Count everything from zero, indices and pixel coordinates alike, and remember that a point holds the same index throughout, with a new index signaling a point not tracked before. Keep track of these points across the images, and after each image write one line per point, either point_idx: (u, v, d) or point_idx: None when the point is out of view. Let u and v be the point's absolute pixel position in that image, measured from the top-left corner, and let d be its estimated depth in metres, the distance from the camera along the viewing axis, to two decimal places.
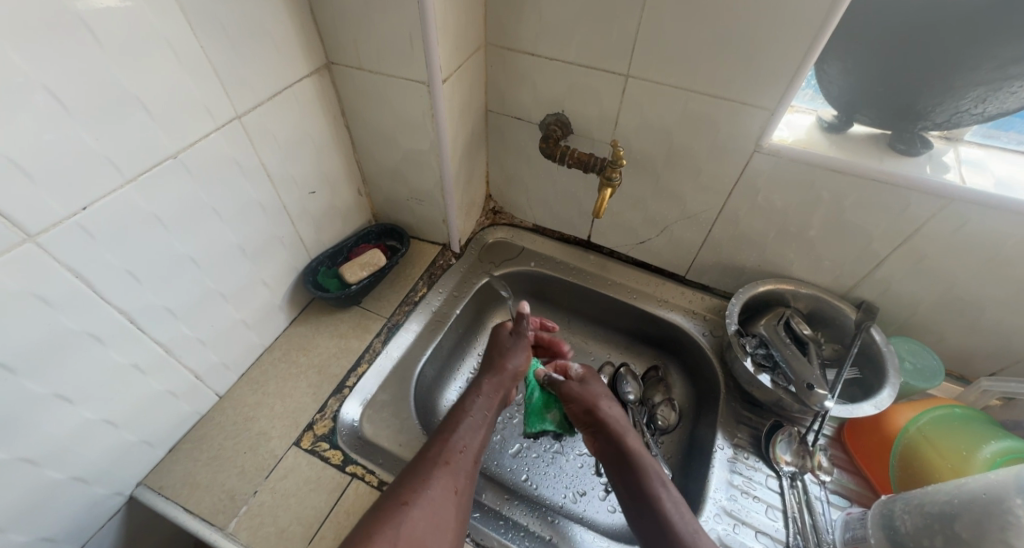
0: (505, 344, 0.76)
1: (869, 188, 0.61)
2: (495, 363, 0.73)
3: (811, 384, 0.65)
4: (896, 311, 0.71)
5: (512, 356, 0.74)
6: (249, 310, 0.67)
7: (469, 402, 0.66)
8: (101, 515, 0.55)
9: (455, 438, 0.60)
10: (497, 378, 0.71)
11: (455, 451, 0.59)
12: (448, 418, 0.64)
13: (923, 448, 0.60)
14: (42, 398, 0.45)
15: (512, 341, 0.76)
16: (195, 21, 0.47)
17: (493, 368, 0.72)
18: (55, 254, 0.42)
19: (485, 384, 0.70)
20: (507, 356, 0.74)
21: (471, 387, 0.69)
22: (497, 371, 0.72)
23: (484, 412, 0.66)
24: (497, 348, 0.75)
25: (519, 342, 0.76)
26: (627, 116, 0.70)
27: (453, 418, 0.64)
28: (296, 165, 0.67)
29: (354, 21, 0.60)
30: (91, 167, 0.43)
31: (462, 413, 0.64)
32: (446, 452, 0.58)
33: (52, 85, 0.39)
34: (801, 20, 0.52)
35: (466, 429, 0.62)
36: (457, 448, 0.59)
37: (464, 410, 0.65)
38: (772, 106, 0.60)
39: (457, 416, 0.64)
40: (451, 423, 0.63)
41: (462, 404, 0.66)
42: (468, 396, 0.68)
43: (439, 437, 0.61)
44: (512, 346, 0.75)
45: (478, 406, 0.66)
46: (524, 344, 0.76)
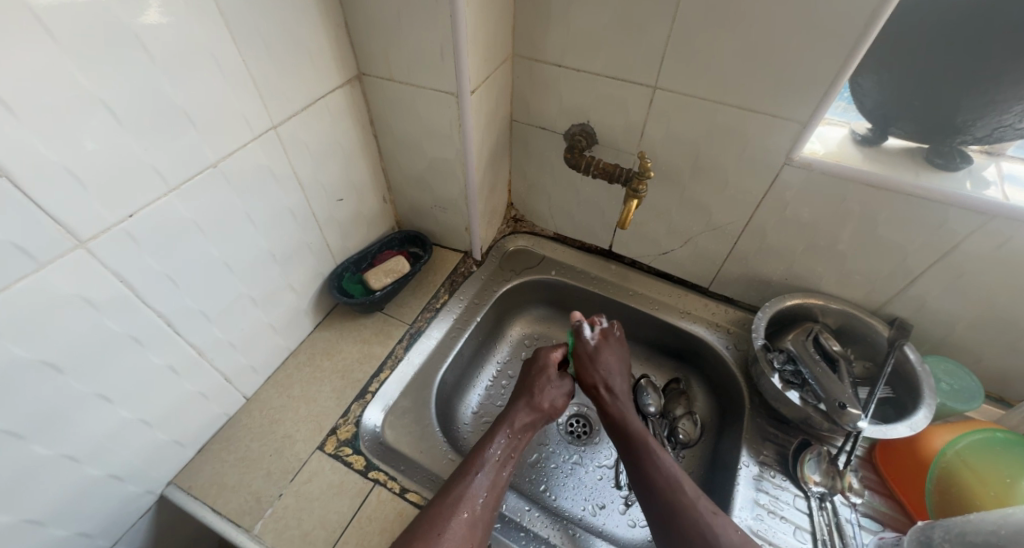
0: (547, 380, 0.69)
1: (904, 203, 0.60)
2: (533, 396, 0.67)
3: (843, 403, 0.63)
4: (931, 329, 0.69)
5: (552, 392, 0.69)
6: (277, 315, 0.68)
7: (496, 439, 0.61)
8: (133, 512, 0.57)
9: (474, 484, 0.56)
10: (533, 415, 0.66)
11: (477, 500, 0.55)
12: (474, 456, 0.59)
13: (962, 473, 0.58)
14: (86, 398, 0.47)
15: (554, 379, 0.70)
16: (237, 35, 0.49)
17: (530, 402, 0.67)
18: (102, 259, 0.44)
19: (517, 419, 0.64)
20: (547, 392, 0.68)
21: (502, 420, 0.64)
22: (533, 405, 0.66)
23: (510, 455, 0.61)
24: (538, 380, 0.69)
25: (563, 381, 0.70)
26: (654, 127, 0.70)
27: (478, 457, 0.59)
28: (326, 173, 0.68)
29: (385, 33, 0.61)
30: (139, 176, 0.45)
31: (488, 453, 0.60)
32: (467, 499, 0.54)
33: (107, 98, 0.40)
34: (836, 34, 0.52)
35: (488, 475, 0.57)
36: (480, 496, 0.55)
37: (491, 447, 0.60)
38: (804, 119, 0.59)
39: (484, 457, 0.59)
40: (476, 462, 0.58)
41: (490, 440, 0.61)
42: (497, 431, 0.62)
43: (462, 478, 0.56)
44: (554, 382, 0.70)
45: (505, 445, 0.61)
46: (566, 385, 0.70)
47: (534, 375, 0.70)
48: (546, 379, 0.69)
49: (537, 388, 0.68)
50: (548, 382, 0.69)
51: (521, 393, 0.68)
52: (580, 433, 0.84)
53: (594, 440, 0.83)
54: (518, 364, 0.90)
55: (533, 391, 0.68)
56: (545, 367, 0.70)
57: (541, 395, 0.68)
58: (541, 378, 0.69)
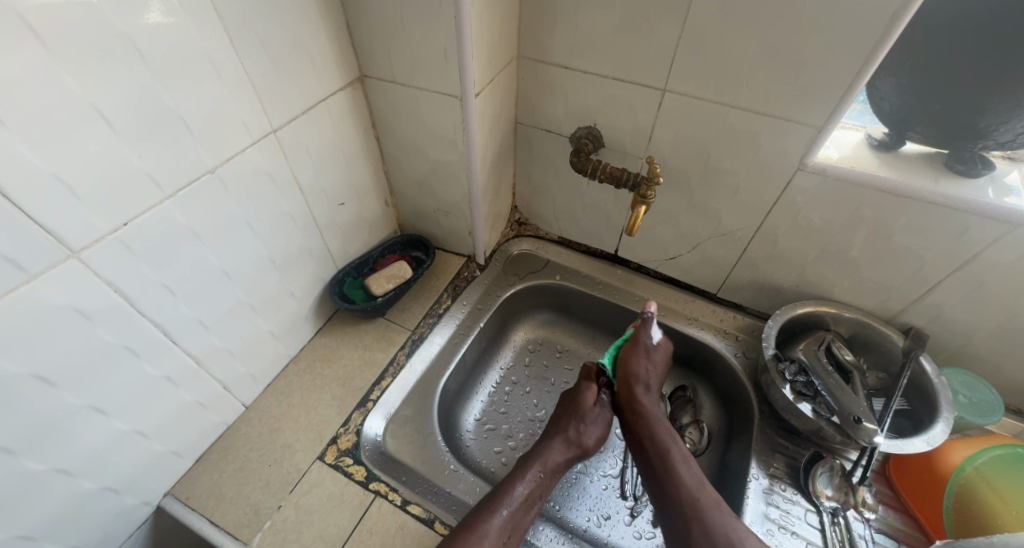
0: (586, 413, 0.68)
1: (922, 210, 0.58)
2: (571, 431, 0.66)
3: (858, 418, 0.61)
4: (948, 339, 0.67)
5: (591, 429, 0.67)
6: (277, 321, 0.67)
7: (526, 477, 0.59)
8: (129, 524, 0.56)
9: (500, 521, 0.54)
10: (567, 455, 0.64)
11: (500, 538, 0.53)
12: (501, 490, 0.57)
13: (982, 490, 0.56)
14: (79, 410, 0.45)
15: (592, 412, 0.68)
16: (236, 38, 0.47)
17: (568, 437, 0.65)
18: (95, 269, 0.43)
19: (551, 457, 0.63)
20: (586, 429, 0.66)
21: (535, 457, 0.62)
22: (571, 441, 0.65)
23: (537, 496, 0.59)
24: (575, 413, 0.68)
25: (601, 414, 0.68)
26: (662, 131, 0.68)
27: (508, 492, 0.57)
28: (327, 178, 0.67)
29: (388, 34, 0.60)
30: (135, 184, 0.43)
31: (518, 489, 0.58)
32: (490, 535, 0.53)
33: (100, 104, 0.39)
34: (854, 37, 0.50)
35: (514, 513, 0.55)
36: (503, 536, 0.53)
37: (521, 484, 0.58)
38: (820, 123, 0.57)
39: (512, 493, 0.57)
40: (505, 497, 0.56)
41: (519, 476, 0.59)
42: (529, 468, 0.60)
43: (488, 513, 0.54)
44: (592, 416, 0.68)
45: (535, 483, 0.59)
46: (605, 417, 0.68)
47: (573, 408, 0.68)
48: (586, 412, 0.68)
49: (576, 423, 0.67)
50: (589, 418, 0.67)
51: (558, 427, 0.66)
52: None
53: (598, 448, 0.82)
54: (521, 371, 0.89)
55: (572, 426, 0.66)
56: (584, 400, 0.69)
57: (577, 431, 0.66)
58: (580, 411, 0.68)
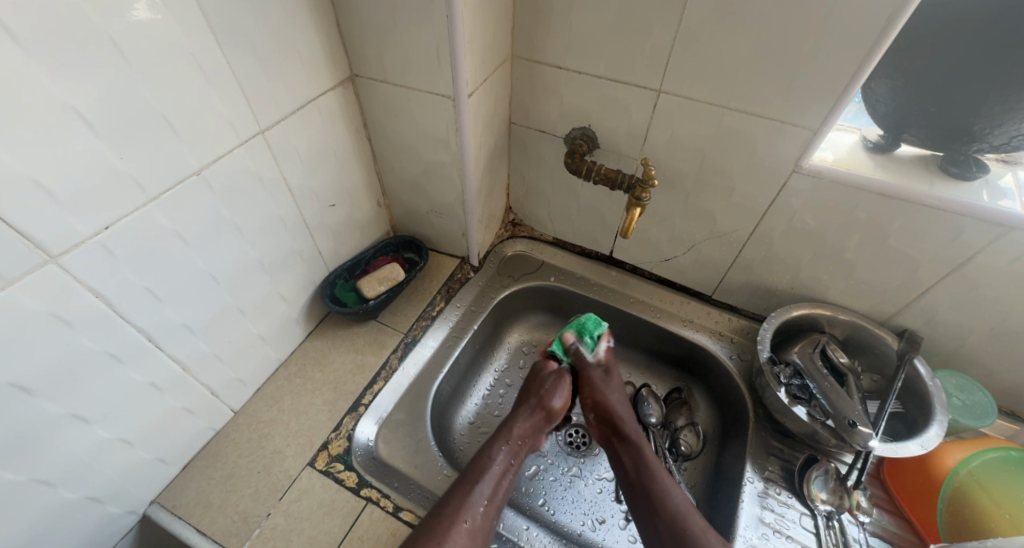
0: (543, 381, 0.70)
1: (917, 213, 0.58)
2: (534, 399, 0.67)
3: (853, 421, 0.61)
4: (942, 341, 0.67)
5: (553, 393, 0.68)
6: (266, 325, 0.66)
7: (496, 447, 0.61)
8: (114, 533, 0.54)
9: (477, 489, 0.55)
10: (534, 421, 0.65)
11: (477, 509, 0.54)
12: (474, 465, 0.58)
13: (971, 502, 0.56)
14: (58, 420, 0.44)
15: (551, 379, 0.70)
16: (222, 37, 0.46)
17: (530, 405, 0.67)
18: (75, 273, 0.41)
19: (518, 427, 0.64)
20: (547, 394, 0.68)
21: (503, 429, 0.64)
22: (534, 408, 0.66)
23: (510, 462, 0.60)
24: (534, 386, 0.70)
25: (559, 380, 0.70)
26: (657, 132, 0.67)
27: (481, 465, 0.58)
28: (317, 179, 0.65)
29: (379, 33, 0.58)
30: (117, 186, 0.42)
31: (489, 460, 0.59)
32: (468, 507, 0.53)
33: (79, 105, 0.38)
34: (851, 40, 0.49)
35: (489, 481, 0.56)
36: (481, 505, 0.54)
37: (493, 457, 0.59)
38: (815, 126, 0.57)
39: (484, 465, 0.58)
40: (477, 470, 0.57)
41: (490, 449, 0.60)
42: (498, 440, 0.62)
43: (463, 486, 0.55)
44: (552, 383, 0.69)
45: (506, 453, 0.61)
46: (564, 382, 0.69)
47: (531, 382, 0.71)
48: (544, 381, 0.70)
49: (537, 391, 0.69)
50: (548, 386, 0.69)
51: (521, 401, 0.68)
52: (580, 444, 0.82)
53: (593, 451, 0.81)
54: (516, 373, 0.88)
55: (533, 394, 0.68)
56: (540, 372, 0.72)
57: (538, 397, 0.67)
58: (537, 383, 0.70)
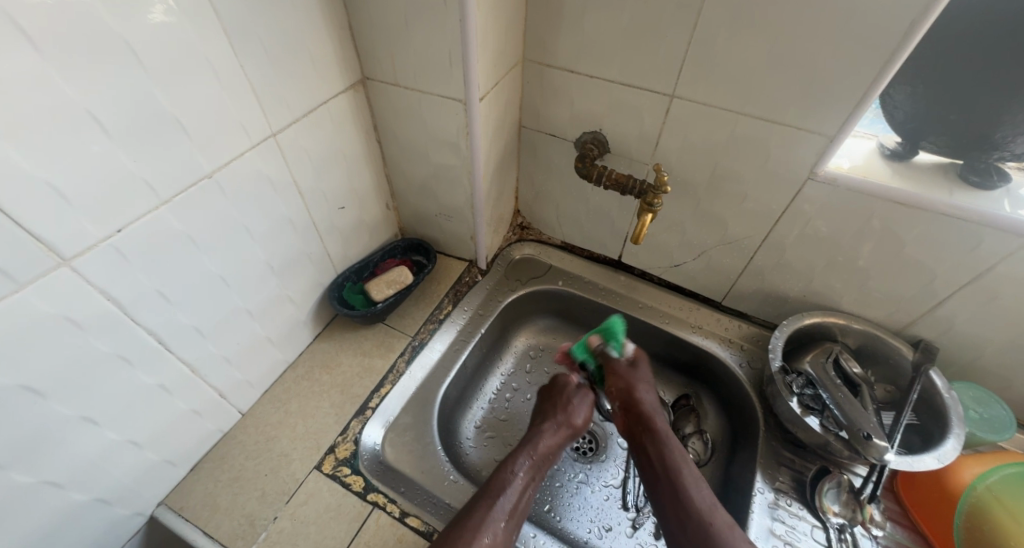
0: (570, 398, 0.68)
1: (936, 222, 0.57)
2: (559, 415, 0.66)
3: (868, 434, 0.59)
4: (959, 351, 0.66)
5: (578, 410, 0.67)
6: (275, 327, 0.66)
7: (519, 461, 0.59)
8: (122, 535, 0.55)
9: (499, 504, 0.54)
10: (558, 437, 0.63)
11: (498, 524, 0.52)
12: (495, 478, 0.57)
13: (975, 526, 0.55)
14: (69, 421, 0.44)
15: (577, 397, 0.68)
16: (236, 42, 0.46)
17: (556, 422, 0.65)
18: (87, 277, 0.41)
19: (543, 441, 0.62)
20: (573, 410, 0.66)
21: (527, 442, 0.62)
22: (560, 424, 0.65)
23: (532, 478, 0.59)
24: (561, 400, 0.68)
25: (584, 398, 0.68)
26: (669, 137, 0.67)
27: (503, 478, 0.57)
28: (327, 182, 0.65)
29: (392, 37, 0.58)
30: (129, 190, 0.42)
31: (511, 475, 0.57)
32: (489, 521, 0.52)
33: (95, 110, 0.38)
34: (870, 46, 0.49)
35: (511, 496, 0.55)
36: (501, 520, 0.53)
37: (515, 471, 0.58)
38: (832, 133, 0.56)
39: (505, 479, 0.56)
40: (499, 483, 0.56)
41: (512, 464, 0.59)
42: (521, 454, 0.60)
43: (484, 500, 0.54)
44: (577, 401, 0.68)
45: (528, 467, 0.59)
46: (588, 401, 0.68)
47: (557, 395, 0.69)
48: (570, 397, 0.68)
49: (563, 407, 0.67)
50: (575, 401, 0.68)
51: (546, 414, 0.66)
52: (587, 449, 0.81)
53: (600, 457, 0.80)
54: (523, 377, 0.87)
55: (560, 411, 0.66)
56: (566, 386, 0.69)
57: (566, 414, 0.66)
58: (565, 397, 0.68)
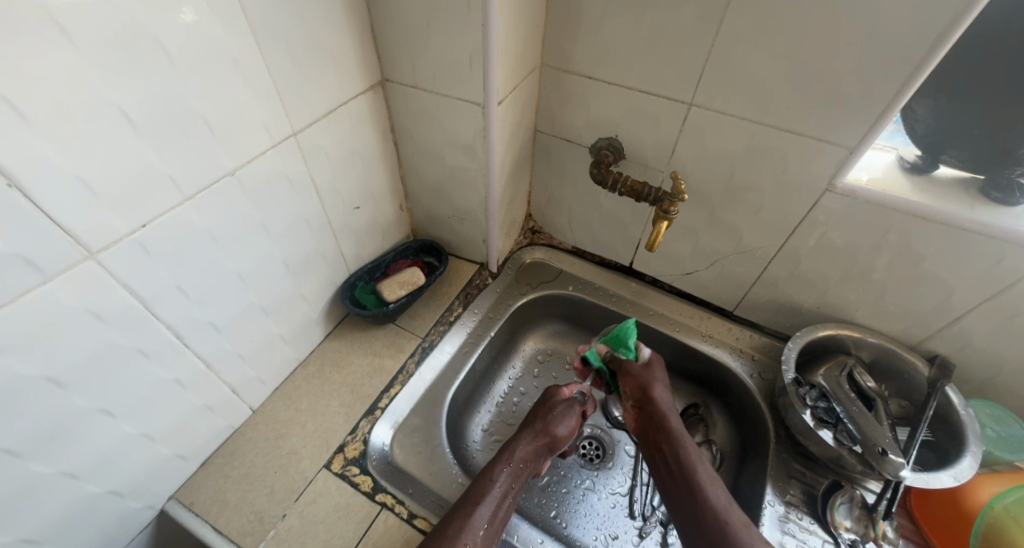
0: (552, 407, 0.68)
1: (957, 237, 0.56)
2: (538, 424, 0.66)
3: (885, 449, 0.58)
4: (976, 368, 0.65)
5: (559, 420, 0.67)
6: (287, 325, 0.66)
7: (497, 469, 0.59)
8: (133, 528, 0.55)
9: (479, 512, 0.54)
10: (537, 443, 0.64)
11: (478, 532, 0.52)
12: (474, 487, 0.57)
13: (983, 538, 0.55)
14: (88, 413, 0.44)
15: (560, 406, 0.68)
16: (262, 42, 0.47)
17: (534, 429, 0.65)
18: (111, 270, 0.42)
19: (521, 448, 0.62)
20: (552, 420, 0.66)
21: (504, 451, 0.62)
22: (538, 432, 0.65)
23: (512, 485, 0.58)
24: (541, 410, 0.68)
25: (569, 408, 0.68)
26: (686, 145, 0.67)
27: (481, 487, 0.56)
28: (344, 182, 0.66)
29: (413, 40, 0.59)
30: (155, 186, 0.43)
31: (489, 483, 0.57)
32: (469, 529, 0.52)
33: (126, 106, 0.38)
34: (894, 59, 0.48)
35: (491, 503, 0.55)
36: (481, 527, 0.53)
37: (493, 478, 0.58)
38: (852, 144, 0.55)
39: (484, 487, 0.56)
40: (478, 492, 0.56)
41: (490, 473, 0.59)
42: (498, 462, 0.60)
43: (462, 509, 0.54)
44: (560, 410, 0.68)
45: (507, 474, 0.59)
46: (573, 411, 0.68)
47: (538, 407, 0.69)
48: (551, 406, 0.68)
49: (543, 416, 0.67)
50: (557, 412, 0.67)
51: (524, 424, 0.66)
52: (593, 456, 0.81)
53: (607, 464, 0.80)
54: (530, 381, 0.87)
55: (539, 420, 0.66)
56: (551, 397, 0.70)
57: (544, 423, 0.66)
58: (546, 407, 0.68)
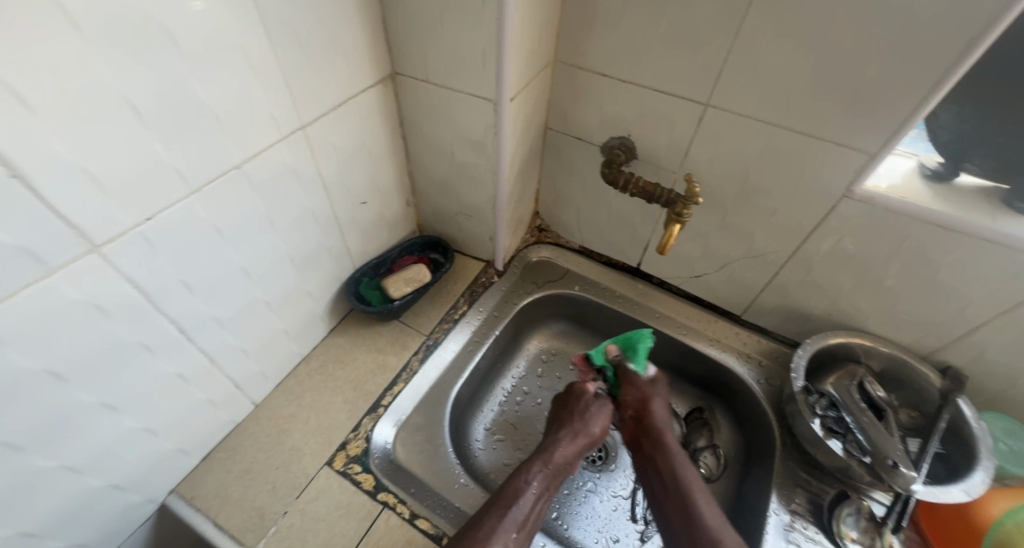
0: (587, 405, 0.67)
1: (977, 249, 0.55)
2: (577, 423, 0.65)
3: (895, 462, 0.58)
4: (989, 380, 0.64)
5: (596, 418, 0.66)
6: (291, 320, 0.65)
7: (533, 470, 0.58)
8: (133, 521, 0.55)
9: (512, 515, 0.53)
10: (574, 444, 0.62)
11: (509, 535, 0.51)
12: (509, 487, 0.56)
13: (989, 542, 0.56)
14: (91, 408, 0.44)
15: (595, 404, 0.67)
16: (272, 32, 0.45)
17: (574, 429, 0.64)
18: (115, 263, 0.41)
19: (560, 450, 0.61)
20: (590, 418, 0.66)
21: (542, 452, 0.61)
22: (577, 432, 0.64)
23: (546, 489, 0.58)
24: (577, 408, 0.67)
25: (603, 407, 0.67)
26: (700, 146, 0.65)
27: (515, 488, 0.56)
28: (352, 176, 0.65)
29: (425, 33, 0.57)
30: (160, 178, 0.42)
31: (524, 484, 0.56)
32: (500, 533, 0.51)
33: (132, 96, 0.37)
34: (920, 64, 0.47)
35: (523, 506, 0.54)
36: (513, 530, 0.52)
37: (529, 480, 0.57)
38: (872, 150, 0.54)
39: (518, 488, 0.55)
40: (512, 493, 0.55)
41: (525, 473, 0.58)
42: (534, 463, 0.59)
43: (495, 510, 0.53)
44: (594, 408, 0.67)
45: (542, 477, 0.58)
46: (607, 410, 0.67)
47: (573, 403, 0.68)
48: (586, 404, 0.67)
49: (580, 415, 0.66)
50: (593, 411, 0.66)
51: (563, 422, 0.65)
52: (596, 457, 0.80)
53: (609, 467, 0.79)
54: (534, 381, 0.86)
55: (578, 419, 0.65)
56: (582, 394, 0.69)
57: (583, 423, 0.65)
58: (585, 404, 0.67)
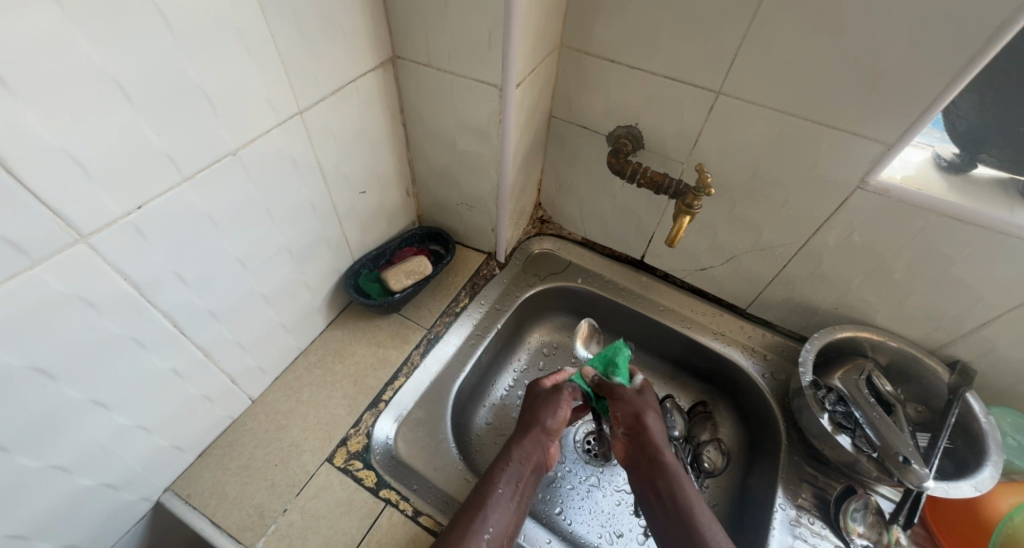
0: (539, 396, 0.64)
1: (992, 243, 0.54)
2: (528, 418, 0.62)
3: (906, 457, 0.57)
4: (998, 375, 0.64)
5: (548, 408, 0.62)
6: (288, 313, 0.63)
7: (497, 471, 0.56)
8: (127, 520, 0.53)
9: (480, 521, 0.50)
10: (531, 435, 0.59)
11: (483, 538, 0.49)
12: (476, 492, 0.53)
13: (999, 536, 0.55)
14: (81, 405, 0.42)
15: (548, 393, 0.64)
16: (269, 11, 0.43)
17: (526, 422, 0.61)
18: (104, 254, 0.39)
19: (518, 445, 0.58)
20: (541, 409, 0.62)
21: (502, 451, 0.58)
22: (529, 425, 0.61)
23: (517, 484, 0.55)
24: (530, 402, 0.64)
25: (556, 395, 0.63)
26: (710, 136, 0.64)
27: (482, 492, 0.53)
28: (350, 165, 0.63)
29: (427, 14, 0.55)
30: (149, 164, 0.39)
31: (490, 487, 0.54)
32: (473, 537, 0.48)
33: (120, 76, 0.35)
34: (942, 52, 0.45)
35: (494, 509, 0.52)
36: (486, 532, 0.49)
37: (495, 481, 0.54)
38: (890, 140, 0.53)
39: (485, 492, 0.53)
40: (480, 498, 0.52)
41: (489, 476, 0.55)
42: (497, 463, 0.57)
43: (464, 518, 0.50)
44: (546, 398, 0.63)
45: (509, 474, 0.55)
46: (563, 399, 0.63)
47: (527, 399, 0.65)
48: (539, 396, 0.64)
49: (532, 407, 0.63)
50: (547, 401, 0.63)
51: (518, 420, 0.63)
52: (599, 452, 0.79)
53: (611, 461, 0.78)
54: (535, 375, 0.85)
55: (531, 412, 0.62)
56: (533, 386, 0.66)
57: (535, 413, 0.62)
58: (534, 396, 0.65)
